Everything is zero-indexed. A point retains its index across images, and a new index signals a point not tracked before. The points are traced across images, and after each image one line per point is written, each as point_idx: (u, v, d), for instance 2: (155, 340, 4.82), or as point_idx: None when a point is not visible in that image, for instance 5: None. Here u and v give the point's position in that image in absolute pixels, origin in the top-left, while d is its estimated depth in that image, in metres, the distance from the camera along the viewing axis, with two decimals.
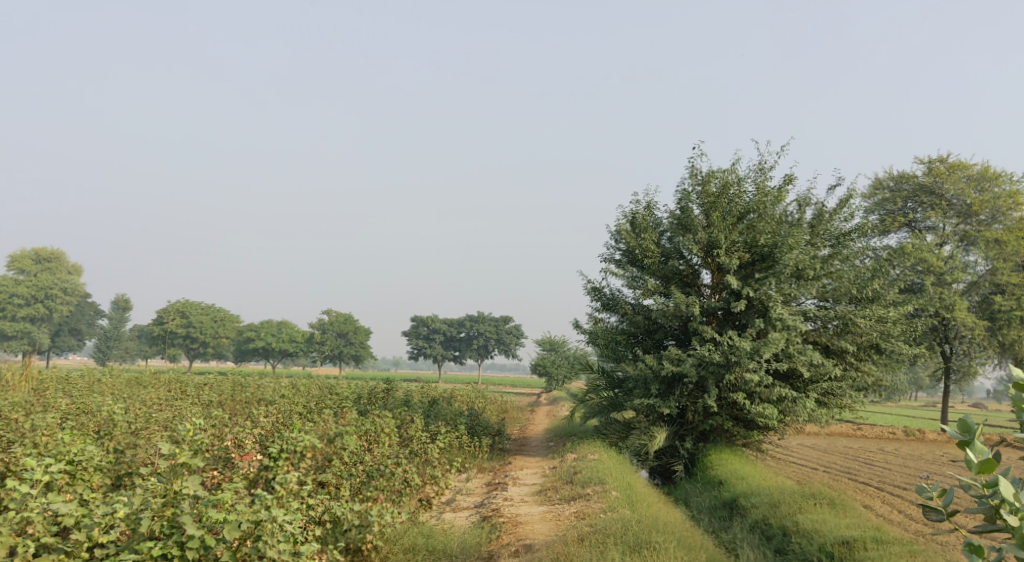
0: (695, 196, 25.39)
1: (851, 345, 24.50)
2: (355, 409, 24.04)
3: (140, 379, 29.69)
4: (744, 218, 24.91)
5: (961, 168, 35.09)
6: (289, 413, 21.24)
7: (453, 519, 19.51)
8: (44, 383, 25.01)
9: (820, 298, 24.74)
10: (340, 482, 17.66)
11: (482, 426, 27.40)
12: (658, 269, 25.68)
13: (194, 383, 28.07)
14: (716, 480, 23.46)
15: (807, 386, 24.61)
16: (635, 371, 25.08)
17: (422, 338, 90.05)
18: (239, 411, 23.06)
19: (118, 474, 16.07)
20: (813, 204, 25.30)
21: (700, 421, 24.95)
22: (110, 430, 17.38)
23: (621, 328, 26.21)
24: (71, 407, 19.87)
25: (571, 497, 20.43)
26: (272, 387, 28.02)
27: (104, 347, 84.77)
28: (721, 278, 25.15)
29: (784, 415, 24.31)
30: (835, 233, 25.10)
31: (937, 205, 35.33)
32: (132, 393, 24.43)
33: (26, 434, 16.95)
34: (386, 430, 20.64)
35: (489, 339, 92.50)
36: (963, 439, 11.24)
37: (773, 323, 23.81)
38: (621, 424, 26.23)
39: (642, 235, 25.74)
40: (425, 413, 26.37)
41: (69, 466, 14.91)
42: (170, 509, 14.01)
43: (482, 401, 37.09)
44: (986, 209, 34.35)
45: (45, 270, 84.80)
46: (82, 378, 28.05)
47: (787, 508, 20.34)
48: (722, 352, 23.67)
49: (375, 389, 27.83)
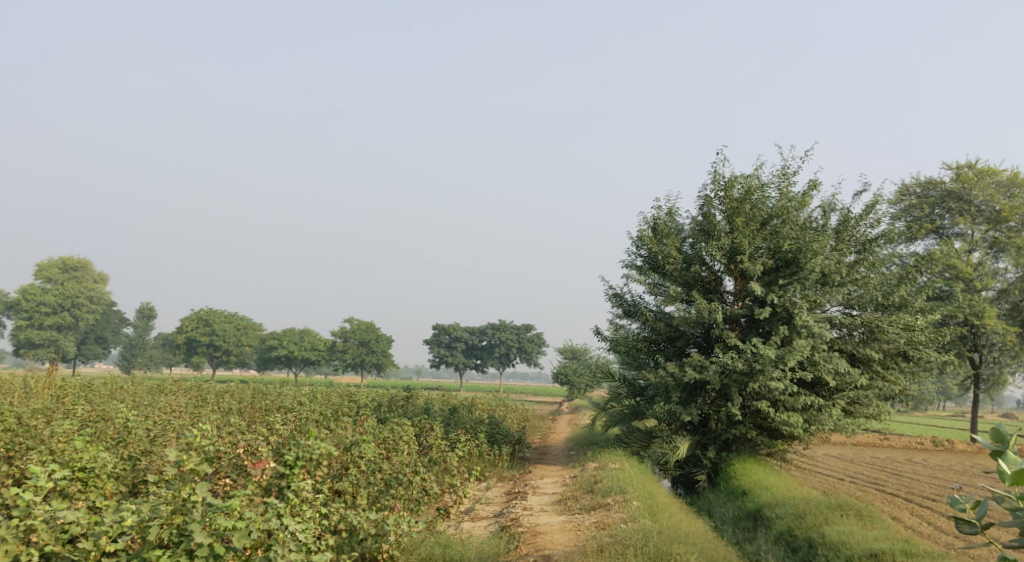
0: (718, 202, 25.05)
1: (877, 353, 24.01)
2: (373, 416, 23.88)
3: (163, 385, 29.66)
4: (767, 223, 24.66)
5: (989, 174, 34.53)
6: (306, 421, 21.09)
7: (472, 529, 19.19)
8: (66, 389, 24.98)
9: (845, 305, 24.26)
10: (357, 491, 17.46)
11: (503, 434, 27.13)
12: (680, 275, 25.35)
13: (214, 391, 27.90)
14: (740, 490, 23.06)
15: (833, 394, 24.16)
16: (656, 379, 24.68)
17: (444, 347, 89.93)
18: (258, 419, 22.92)
19: (134, 482, 16.06)
20: (838, 210, 24.88)
21: (723, 430, 24.52)
22: (125, 436, 17.20)
23: (642, 335, 25.87)
24: (91, 414, 19.80)
25: (591, 507, 20.08)
26: (292, 395, 27.82)
27: (130, 355, 85.24)
28: (744, 285, 24.76)
29: (809, 424, 23.90)
30: (861, 240, 24.62)
31: (966, 212, 34.77)
32: (152, 400, 24.33)
33: (44, 441, 16.89)
34: (405, 437, 20.44)
35: (512, 348, 91.59)
36: (996, 449, 10.86)
37: (798, 330, 23.41)
38: (642, 433, 25.89)
39: (664, 241, 25.45)
40: (444, 421, 26.13)
41: (81, 473, 14.95)
42: (180, 516, 13.86)
43: (503, 409, 36.76)
44: (1015, 216, 33.67)
45: (72, 279, 85.51)
46: (105, 386, 27.98)
47: (812, 520, 19.90)
48: (746, 359, 23.27)
49: (396, 397, 27.59)
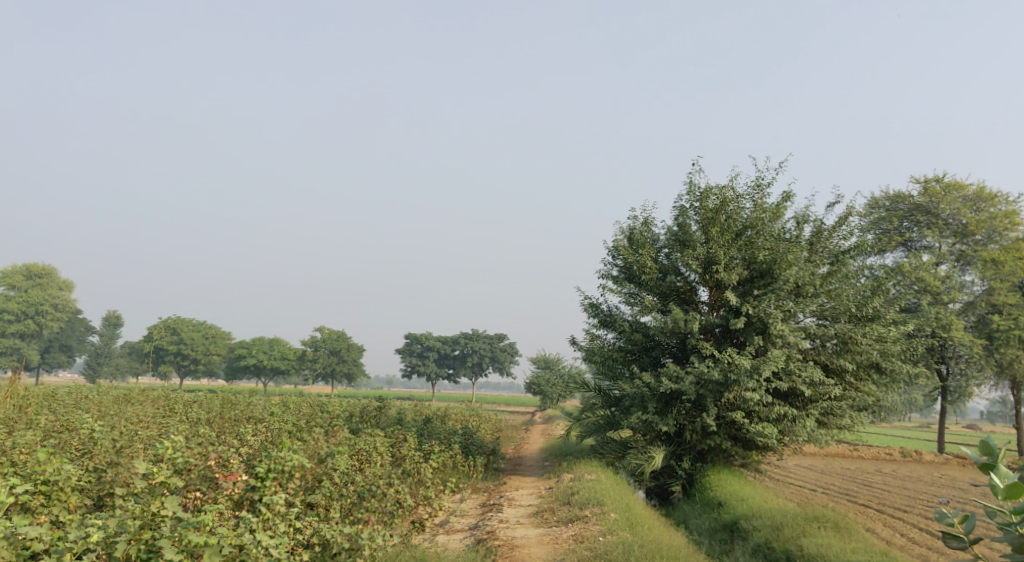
0: (693, 212, 24.98)
1: (850, 364, 23.92)
2: (346, 427, 23.52)
3: (130, 395, 29.05)
4: (742, 234, 24.52)
5: (956, 189, 34.84)
6: (277, 431, 20.67)
7: (446, 542, 18.81)
8: (29, 399, 24.31)
9: (818, 316, 24.16)
10: (330, 504, 17.12)
11: (476, 445, 26.75)
12: (656, 285, 25.21)
13: (183, 400, 27.32)
14: (715, 501, 22.89)
15: (807, 405, 24.03)
16: (632, 389, 24.48)
17: (416, 356, 89.28)
18: (228, 429, 22.41)
19: (100, 494, 15.60)
20: (811, 222, 24.86)
21: (698, 441, 24.30)
22: (91, 448, 16.70)
23: (618, 345, 25.69)
24: (55, 425, 19.22)
25: (569, 519, 19.81)
26: (263, 405, 27.30)
27: (95, 364, 83.88)
28: (719, 295, 24.66)
29: (783, 435, 23.79)
30: (834, 251, 24.60)
31: (933, 225, 35.04)
32: (118, 410, 23.74)
33: (5, 453, 16.35)
34: (378, 449, 20.09)
35: (484, 357, 91.36)
36: (987, 462, 10.74)
37: (772, 340, 23.40)
38: (618, 443, 25.58)
39: (639, 250, 25.28)
40: (418, 432, 25.75)
41: (44, 487, 14.49)
42: (148, 532, 13.45)
43: (476, 419, 36.40)
44: (982, 229, 34.10)
45: (36, 286, 84.11)
46: (70, 395, 27.34)
47: (790, 531, 19.76)
48: (721, 370, 23.19)
49: (368, 407, 27.22)
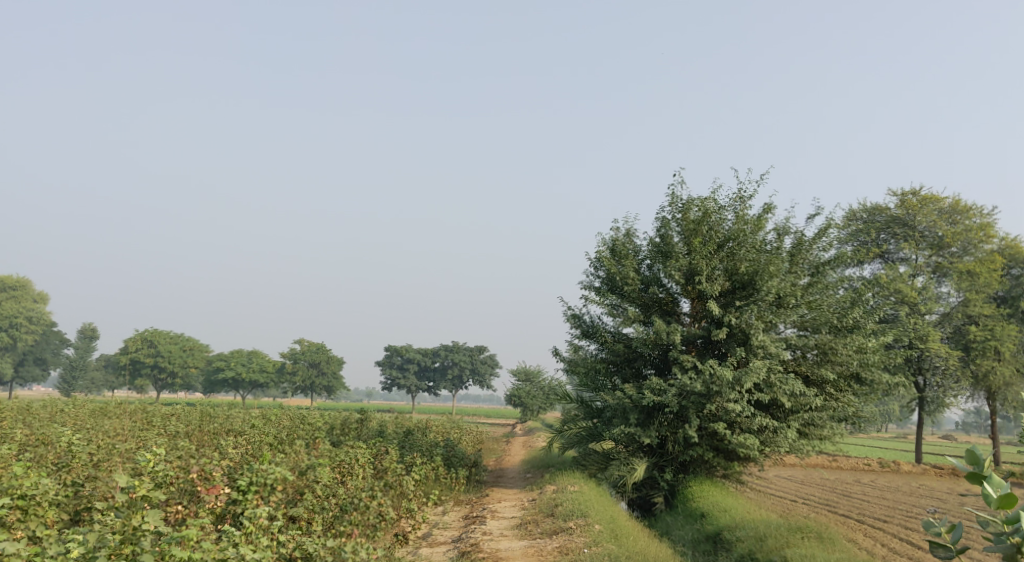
0: (675, 224, 25.05)
1: (831, 374, 23.99)
2: (328, 439, 23.37)
3: (106, 409, 28.71)
4: (724, 246, 24.55)
5: (932, 201, 35.10)
6: (258, 445, 20.44)
7: (430, 555, 18.64)
8: (4, 413, 23.97)
9: (799, 327, 24.22)
10: (312, 517, 17.02)
11: (458, 457, 26.61)
12: (638, 296, 25.23)
13: (160, 414, 26.98)
14: (698, 512, 22.83)
15: (788, 416, 24.07)
16: (614, 400, 24.44)
17: (396, 369, 88.83)
18: (207, 443, 22.17)
19: (78, 509, 15.36)
20: (792, 233, 24.96)
21: (680, 452, 24.27)
22: (69, 461, 16.46)
23: (600, 356, 25.68)
24: (31, 439, 18.92)
25: (553, 531, 19.72)
26: (241, 418, 27.00)
27: (70, 378, 82.93)
28: (701, 306, 24.72)
29: (765, 446, 23.83)
30: (814, 262, 24.70)
31: (910, 237, 35.23)
32: (95, 424, 23.42)
33: None
34: (360, 461, 19.93)
35: (464, 370, 90.90)
36: (973, 471, 10.82)
37: (754, 351, 23.44)
38: (600, 454, 25.51)
39: (622, 261, 25.32)
40: (399, 444, 25.54)
41: (21, 501, 14.27)
42: (129, 547, 13.30)
43: (457, 431, 36.20)
44: (957, 241, 34.40)
45: (10, 299, 83.18)
46: (45, 409, 26.94)
47: (773, 542, 19.71)
48: (703, 381, 23.19)
49: (349, 420, 27.05)
